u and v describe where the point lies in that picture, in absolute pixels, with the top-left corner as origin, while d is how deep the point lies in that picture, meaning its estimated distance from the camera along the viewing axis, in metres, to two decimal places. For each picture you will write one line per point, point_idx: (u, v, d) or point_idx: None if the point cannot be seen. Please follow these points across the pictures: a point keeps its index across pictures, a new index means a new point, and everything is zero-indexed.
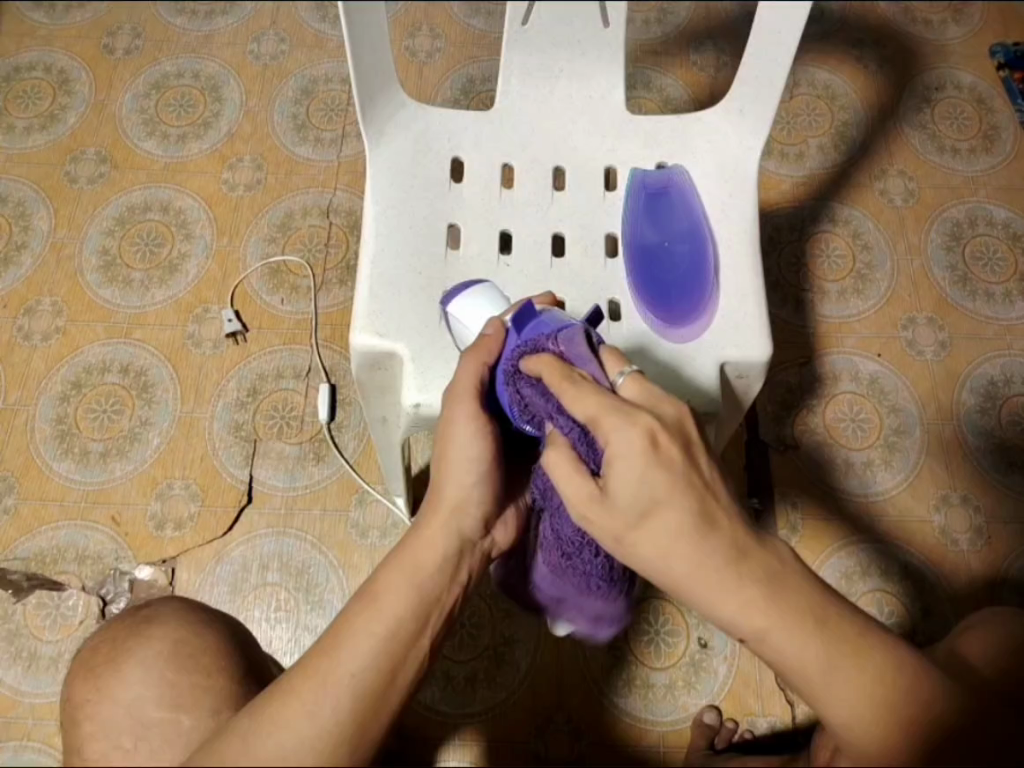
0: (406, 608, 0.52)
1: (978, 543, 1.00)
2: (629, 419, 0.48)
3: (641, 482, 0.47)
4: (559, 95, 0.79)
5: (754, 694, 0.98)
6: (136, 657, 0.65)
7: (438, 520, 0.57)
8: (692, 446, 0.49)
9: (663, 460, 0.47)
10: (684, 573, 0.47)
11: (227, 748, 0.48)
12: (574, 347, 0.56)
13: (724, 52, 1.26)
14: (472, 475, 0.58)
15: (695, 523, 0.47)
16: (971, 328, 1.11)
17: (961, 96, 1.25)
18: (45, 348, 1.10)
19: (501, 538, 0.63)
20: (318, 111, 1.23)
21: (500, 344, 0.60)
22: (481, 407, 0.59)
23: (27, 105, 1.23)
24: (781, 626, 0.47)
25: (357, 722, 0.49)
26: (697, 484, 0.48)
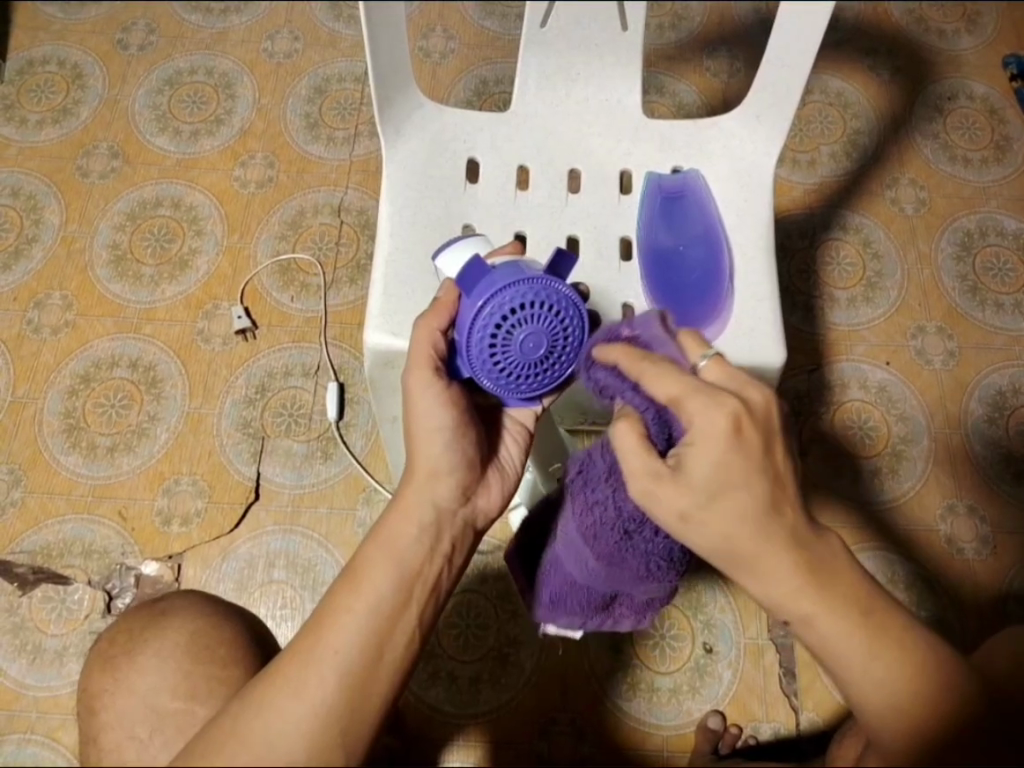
0: (386, 583, 0.53)
1: (983, 552, 1.01)
2: (715, 401, 0.49)
3: (718, 466, 0.48)
4: (576, 97, 0.79)
5: (759, 699, 0.98)
6: (149, 649, 0.66)
7: (412, 492, 0.57)
8: (774, 432, 0.50)
9: (744, 445, 0.48)
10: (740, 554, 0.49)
11: (218, 730, 0.48)
12: (650, 332, 0.60)
13: (737, 58, 1.26)
14: (440, 442, 0.58)
15: (762, 508, 0.48)
16: (980, 337, 1.11)
17: (973, 107, 1.25)
18: (55, 342, 1.10)
19: (485, 504, 0.62)
20: (331, 110, 1.23)
21: (456, 308, 0.59)
22: (442, 376, 0.59)
23: (40, 99, 1.23)
24: (830, 613, 0.49)
25: (345, 699, 0.49)
26: (772, 471, 0.49)
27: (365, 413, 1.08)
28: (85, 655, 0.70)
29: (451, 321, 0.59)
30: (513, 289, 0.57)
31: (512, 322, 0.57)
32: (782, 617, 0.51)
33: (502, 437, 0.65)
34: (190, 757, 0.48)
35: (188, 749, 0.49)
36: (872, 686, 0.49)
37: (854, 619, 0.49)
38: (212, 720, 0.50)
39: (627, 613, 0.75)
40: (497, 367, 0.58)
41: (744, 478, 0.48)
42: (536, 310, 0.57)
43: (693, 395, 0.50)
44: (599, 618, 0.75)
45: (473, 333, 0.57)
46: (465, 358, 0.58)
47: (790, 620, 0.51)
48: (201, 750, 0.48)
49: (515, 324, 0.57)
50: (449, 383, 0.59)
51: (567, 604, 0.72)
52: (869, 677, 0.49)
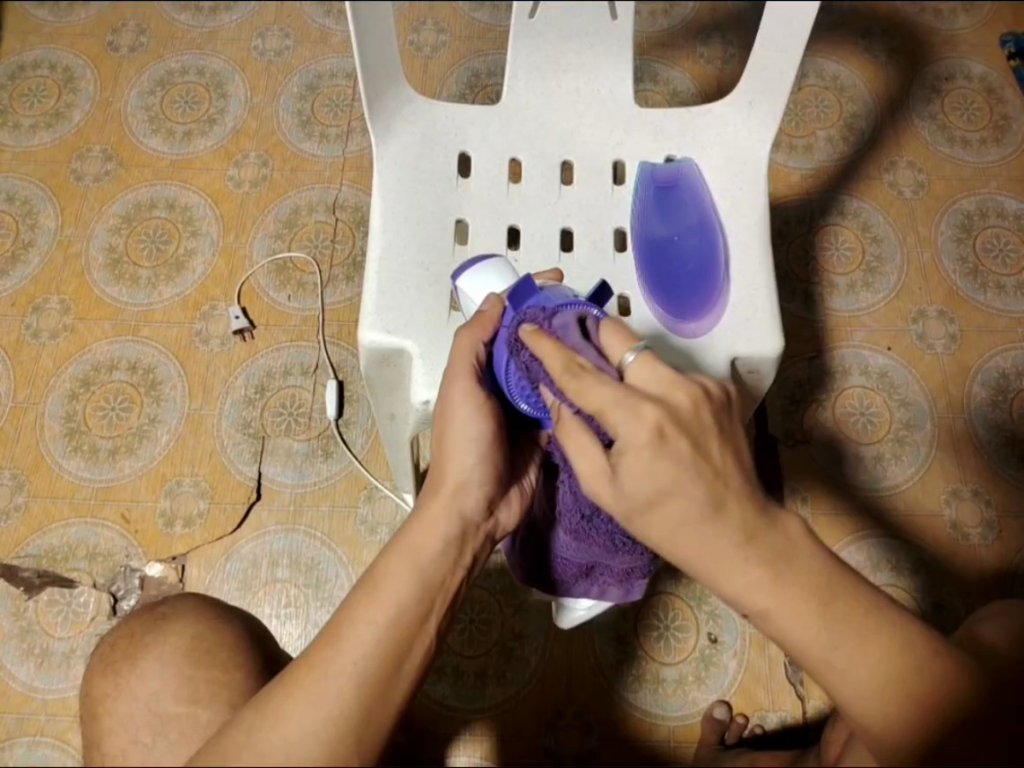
0: (408, 593, 0.53)
1: (989, 537, 1.00)
2: (634, 411, 0.48)
3: (647, 476, 0.48)
4: (566, 87, 0.78)
5: (765, 689, 0.98)
6: (153, 652, 0.66)
7: (439, 503, 0.57)
8: (706, 433, 0.49)
9: (670, 449, 0.48)
10: (687, 552, 0.49)
11: (232, 740, 0.48)
12: (569, 336, 0.55)
13: (731, 43, 1.25)
14: (472, 455, 0.58)
15: (704, 508, 0.48)
16: (983, 320, 1.10)
17: (971, 86, 1.24)
18: (54, 347, 1.10)
19: (505, 519, 0.63)
20: (324, 107, 1.23)
21: (498, 319, 0.60)
22: (479, 385, 0.59)
23: (33, 103, 1.23)
24: (786, 604, 0.48)
25: (364, 711, 0.49)
26: (708, 471, 0.48)
27: (364, 410, 1.08)
28: (89, 659, 0.70)
29: (495, 332, 0.60)
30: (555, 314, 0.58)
31: None
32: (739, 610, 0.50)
33: (529, 460, 0.65)
34: (202, 765, 0.48)
35: (199, 757, 0.49)
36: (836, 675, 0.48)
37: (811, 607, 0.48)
38: (224, 727, 0.50)
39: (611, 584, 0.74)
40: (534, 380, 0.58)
41: (677, 482, 0.47)
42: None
43: (613, 408, 0.49)
44: (584, 586, 0.74)
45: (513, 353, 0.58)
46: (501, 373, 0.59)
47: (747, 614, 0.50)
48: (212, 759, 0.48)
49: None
50: (487, 394, 0.59)
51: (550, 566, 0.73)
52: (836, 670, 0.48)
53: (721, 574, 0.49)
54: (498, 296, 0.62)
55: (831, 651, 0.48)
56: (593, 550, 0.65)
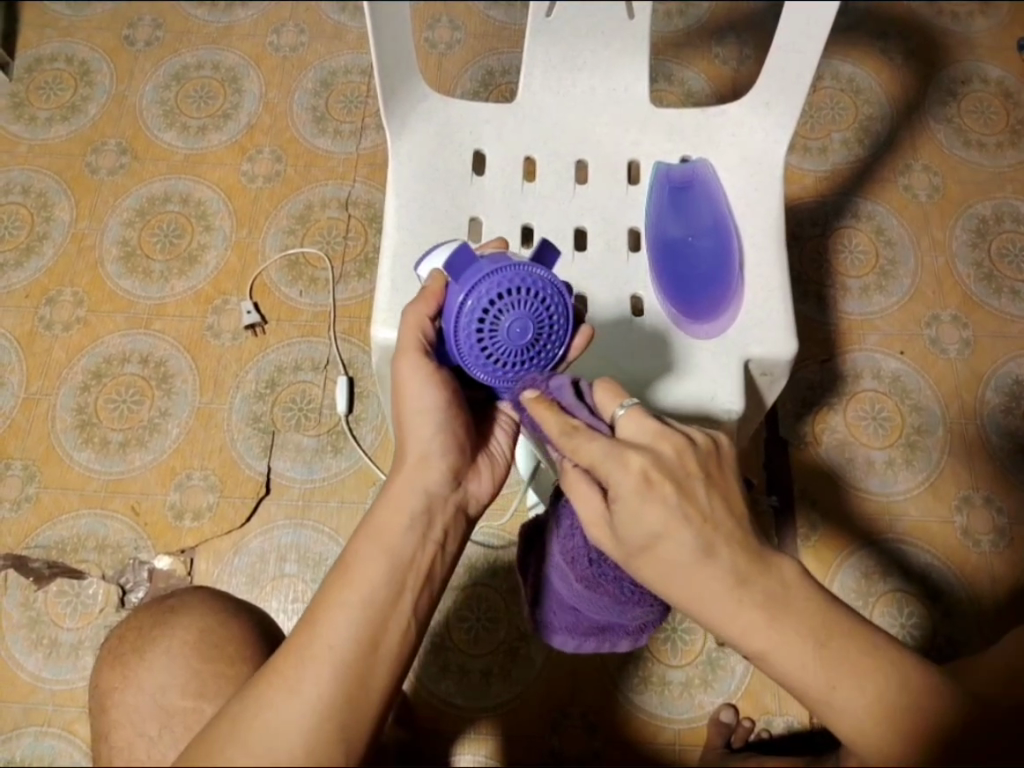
0: (379, 573, 0.53)
1: (1000, 544, 0.99)
2: (621, 461, 0.50)
3: (638, 521, 0.50)
4: (583, 86, 0.78)
5: (772, 693, 0.97)
6: (159, 646, 0.66)
7: (403, 479, 0.57)
8: (692, 478, 0.50)
9: (657, 495, 0.50)
10: (683, 595, 0.50)
11: (216, 733, 0.48)
12: (563, 396, 0.57)
13: (747, 44, 1.25)
14: (431, 426, 0.58)
15: (696, 550, 0.49)
16: (997, 325, 1.10)
17: (988, 90, 1.23)
18: (66, 339, 1.11)
19: (476, 488, 0.62)
20: (338, 103, 1.23)
21: (444, 295, 0.58)
22: (429, 358, 0.58)
23: (49, 96, 1.24)
24: (781, 644, 0.49)
25: (344, 695, 0.49)
26: (696, 515, 0.49)
27: (374, 406, 1.08)
28: (98, 651, 0.70)
29: (440, 309, 0.58)
30: (494, 276, 0.56)
31: (498, 309, 0.56)
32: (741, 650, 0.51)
33: (493, 424, 0.64)
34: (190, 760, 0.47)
35: (190, 751, 0.49)
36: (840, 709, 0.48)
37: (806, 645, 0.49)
38: (212, 721, 0.49)
39: (620, 637, 0.74)
40: (488, 356, 0.57)
41: (667, 525, 0.49)
42: (522, 296, 0.56)
43: (601, 461, 0.51)
44: (596, 640, 0.75)
45: (460, 322, 0.57)
46: (453, 342, 0.58)
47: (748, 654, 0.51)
48: (201, 753, 0.47)
49: (500, 311, 0.56)
50: (438, 366, 0.59)
51: (560, 616, 0.73)
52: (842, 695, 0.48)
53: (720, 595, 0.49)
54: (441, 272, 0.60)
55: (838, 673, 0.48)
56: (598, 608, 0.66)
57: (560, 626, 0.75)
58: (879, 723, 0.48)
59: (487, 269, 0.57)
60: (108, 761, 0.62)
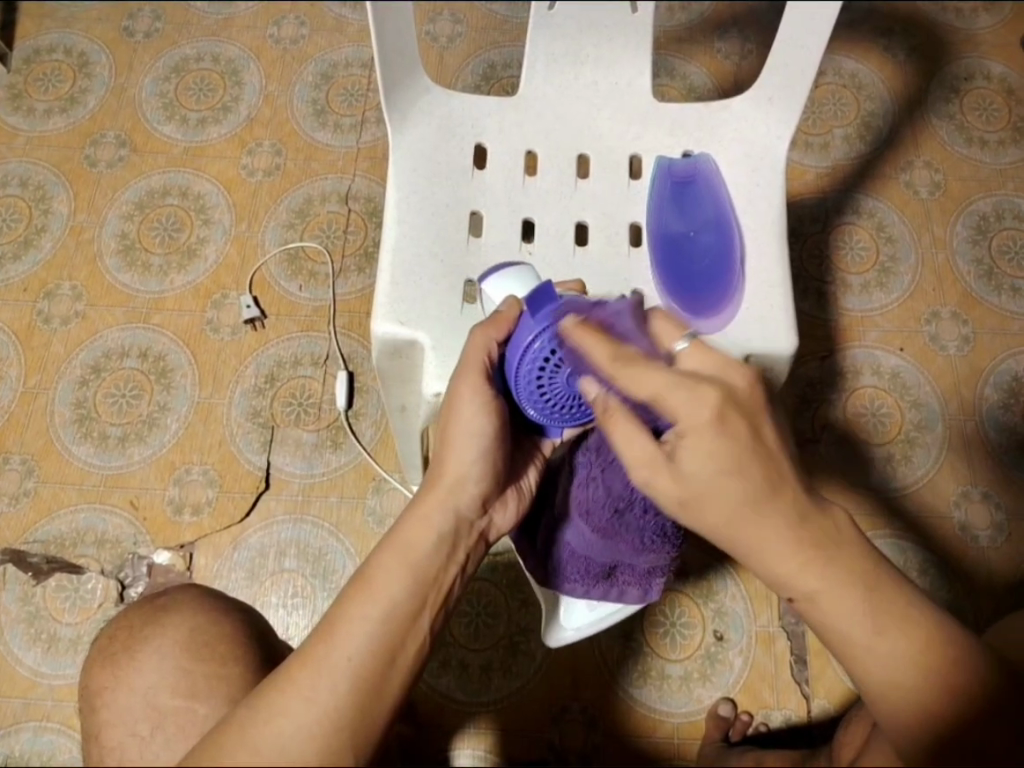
0: (403, 590, 0.53)
1: (998, 540, 1.00)
2: (694, 390, 0.49)
3: (709, 457, 0.49)
4: (585, 80, 0.78)
5: (770, 687, 0.98)
6: (151, 645, 0.66)
7: (436, 497, 0.57)
8: (759, 417, 0.50)
9: (730, 431, 0.49)
10: (741, 538, 0.50)
11: (225, 737, 0.48)
12: (622, 321, 0.56)
13: (749, 39, 1.25)
14: (473, 451, 0.58)
15: (758, 492, 0.49)
16: (996, 322, 1.10)
17: (990, 87, 1.23)
18: (65, 333, 1.10)
19: (499, 520, 0.62)
20: (338, 96, 1.22)
21: (515, 325, 0.58)
22: (488, 386, 0.58)
23: (47, 88, 1.23)
24: (833, 589, 0.50)
25: (355, 708, 0.49)
26: (763, 454, 0.49)
27: (375, 401, 1.07)
28: (97, 646, 0.70)
29: (507, 338, 0.58)
30: (567, 326, 0.56)
31: (562, 356, 0.56)
32: (785, 594, 0.52)
33: (527, 462, 0.65)
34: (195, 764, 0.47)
35: (195, 751, 0.48)
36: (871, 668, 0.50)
37: (855, 594, 0.50)
38: (217, 724, 0.49)
39: (625, 601, 0.78)
40: (541, 396, 0.59)
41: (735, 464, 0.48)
42: None
43: (670, 388, 0.50)
44: None
45: (521, 360, 0.57)
46: (511, 372, 0.58)
47: (793, 598, 0.52)
48: (208, 751, 0.47)
49: (561, 361, 0.56)
50: (494, 395, 0.59)
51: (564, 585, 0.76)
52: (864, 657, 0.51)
53: None
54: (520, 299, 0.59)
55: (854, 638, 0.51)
56: (615, 549, 0.70)
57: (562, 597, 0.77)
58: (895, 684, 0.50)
59: (563, 315, 0.56)
60: (98, 761, 0.62)
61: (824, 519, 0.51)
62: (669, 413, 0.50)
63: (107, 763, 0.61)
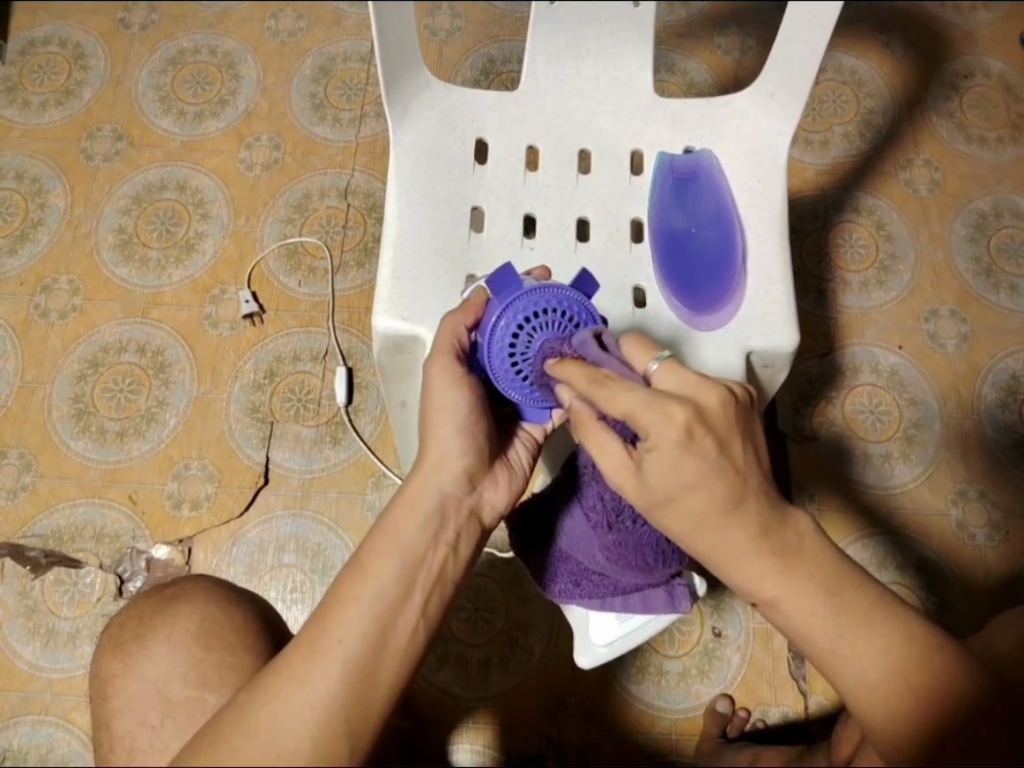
0: (389, 572, 0.53)
1: (994, 538, 1.01)
2: (663, 410, 0.48)
3: (673, 471, 0.49)
4: (587, 75, 0.78)
5: (767, 683, 0.98)
6: (161, 634, 0.66)
7: (419, 478, 0.58)
8: (731, 433, 0.50)
9: (698, 448, 0.48)
10: (700, 540, 0.52)
11: (225, 722, 0.48)
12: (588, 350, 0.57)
13: (749, 35, 1.24)
14: (452, 429, 0.59)
15: (726, 502, 0.50)
16: (994, 320, 1.10)
17: (989, 84, 1.23)
18: (62, 327, 1.10)
19: (492, 497, 0.62)
20: (337, 90, 1.22)
21: (483, 309, 0.61)
22: (461, 364, 0.60)
23: (43, 79, 1.22)
24: (795, 592, 0.51)
25: (349, 692, 0.49)
26: (732, 469, 0.49)
27: (374, 398, 1.07)
28: (100, 642, 0.70)
29: (476, 322, 0.61)
30: (528, 296, 0.60)
31: (529, 329, 0.60)
32: (748, 598, 0.53)
33: (512, 436, 0.66)
34: (198, 748, 0.48)
35: (199, 737, 0.49)
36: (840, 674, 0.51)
37: (818, 599, 0.51)
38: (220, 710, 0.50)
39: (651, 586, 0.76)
40: (520, 374, 0.61)
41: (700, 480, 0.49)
42: (553, 317, 0.60)
43: (643, 409, 0.49)
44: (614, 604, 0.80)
45: (493, 341, 0.60)
46: (485, 356, 0.61)
47: (756, 601, 0.53)
48: (209, 739, 0.48)
49: (532, 331, 0.60)
50: (467, 372, 0.61)
51: (585, 590, 0.75)
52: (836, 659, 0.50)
53: None
54: (484, 288, 0.64)
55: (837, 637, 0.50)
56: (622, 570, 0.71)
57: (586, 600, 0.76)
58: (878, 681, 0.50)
59: (521, 291, 0.60)
60: (109, 749, 0.62)
61: (785, 529, 0.51)
62: (641, 432, 0.50)
63: (116, 752, 0.62)
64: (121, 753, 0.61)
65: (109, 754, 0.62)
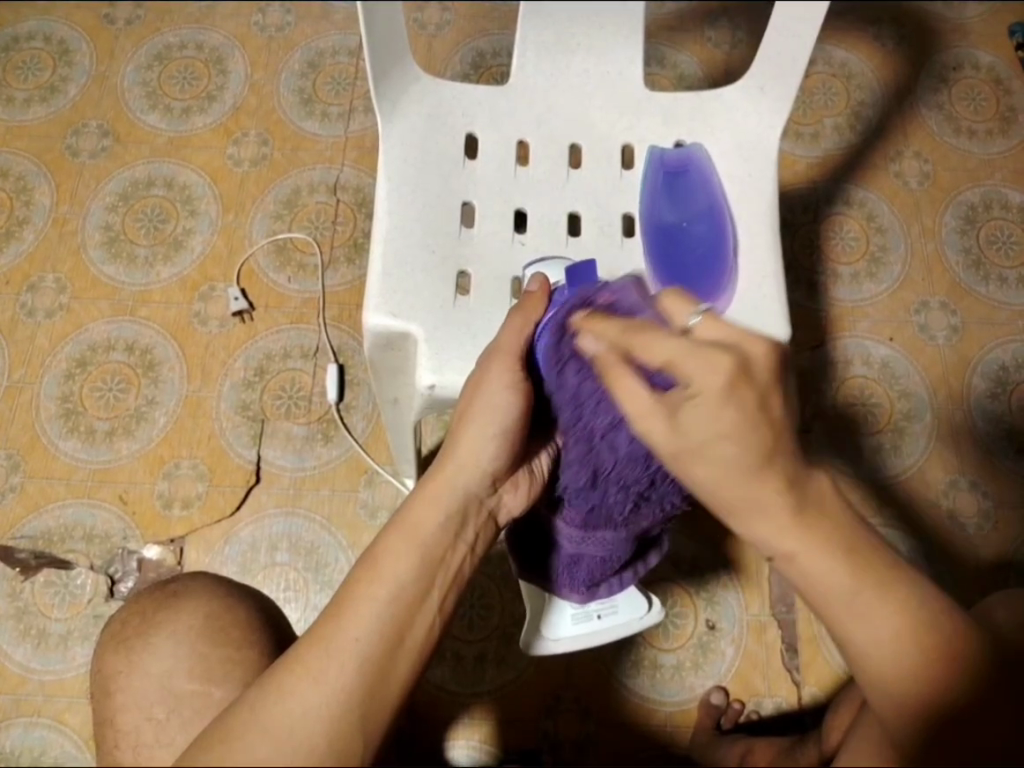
0: (409, 569, 0.53)
1: (985, 527, 1.01)
2: (711, 359, 0.45)
3: (712, 417, 0.45)
4: (576, 69, 0.77)
5: (761, 675, 0.99)
6: (166, 630, 0.66)
7: (444, 476, 0.58)
8: (772, 387, 0.46)
9: (741, 396, 0.45)
10: (736, 495, 0.47)
11: (235, 718, 0.47)
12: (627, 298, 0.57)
13: (739, 28, 1.24)
14: (491, 431, 0.59)
15: (758, 455, 0.45)
16: (984, 311, 1.11)
17: (978, 77, 1.23)
18: (49, 326, 1.09)
19: (510, 502, 0.63)
20: (326, 85, 1.21)
21: (543, 304, 0.62)
22: (521, 370, 0.60)
23: (27, 76, 1.20)
24: (813, 550, 0.47)
25: (366, 687, 0.48)
26: (767, 423, 0.45)
27: (366, 394, 1.07)
28: (102, 634, 0.70)
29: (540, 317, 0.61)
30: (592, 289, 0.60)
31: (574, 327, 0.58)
32: (765, 553, 0.49)
33: (541, 446, 0.65)
34: (205, 743, 0.46)
35: (202, 736, 0.47)
36: (855, 638, 0.48)
37: (839, 555, 0.48)
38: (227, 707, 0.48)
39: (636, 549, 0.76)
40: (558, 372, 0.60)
41: (736, 431, 0.45)
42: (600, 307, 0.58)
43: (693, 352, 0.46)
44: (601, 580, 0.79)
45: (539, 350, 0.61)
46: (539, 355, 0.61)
47: (773, 558, 0.49)
48: (217, 734, 0.46)
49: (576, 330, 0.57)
50: (525, 380, 0.60)
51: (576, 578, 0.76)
52: (871, 635, 0.48)
53: (757, 525, 0.48)
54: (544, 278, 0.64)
55: (854, 595, 0.47)
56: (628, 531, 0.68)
57: (581, 589, 0.79)
58: (907, 654, 0.47)
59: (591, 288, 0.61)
60: (113, 746, 0.62)
61: (807, 486, 0.47)
62: (682, 379, 0.47)
63: (121, 749, 0.61)
64: (127, 751, 0.61)
65: (113, 751, 0.62)
